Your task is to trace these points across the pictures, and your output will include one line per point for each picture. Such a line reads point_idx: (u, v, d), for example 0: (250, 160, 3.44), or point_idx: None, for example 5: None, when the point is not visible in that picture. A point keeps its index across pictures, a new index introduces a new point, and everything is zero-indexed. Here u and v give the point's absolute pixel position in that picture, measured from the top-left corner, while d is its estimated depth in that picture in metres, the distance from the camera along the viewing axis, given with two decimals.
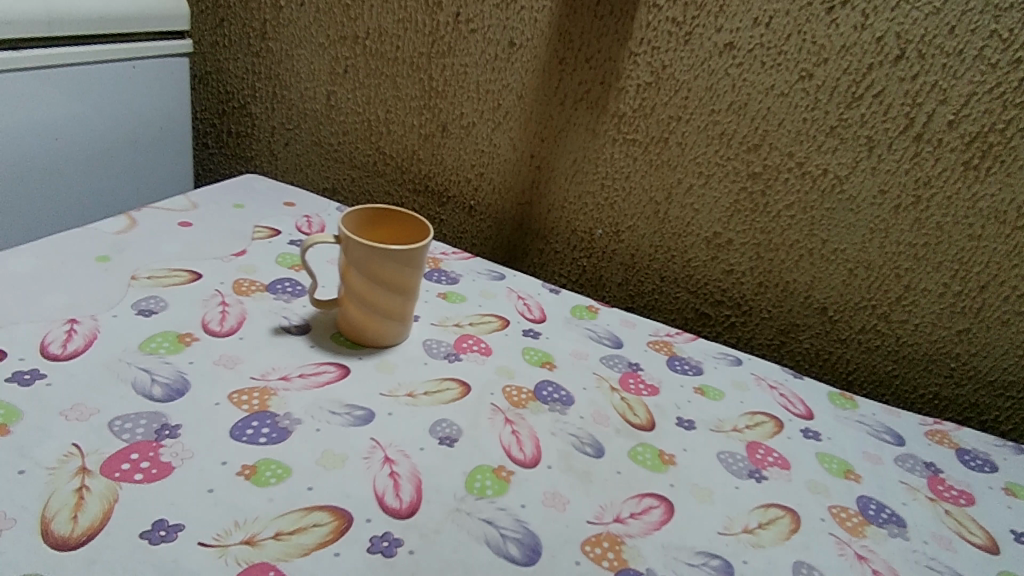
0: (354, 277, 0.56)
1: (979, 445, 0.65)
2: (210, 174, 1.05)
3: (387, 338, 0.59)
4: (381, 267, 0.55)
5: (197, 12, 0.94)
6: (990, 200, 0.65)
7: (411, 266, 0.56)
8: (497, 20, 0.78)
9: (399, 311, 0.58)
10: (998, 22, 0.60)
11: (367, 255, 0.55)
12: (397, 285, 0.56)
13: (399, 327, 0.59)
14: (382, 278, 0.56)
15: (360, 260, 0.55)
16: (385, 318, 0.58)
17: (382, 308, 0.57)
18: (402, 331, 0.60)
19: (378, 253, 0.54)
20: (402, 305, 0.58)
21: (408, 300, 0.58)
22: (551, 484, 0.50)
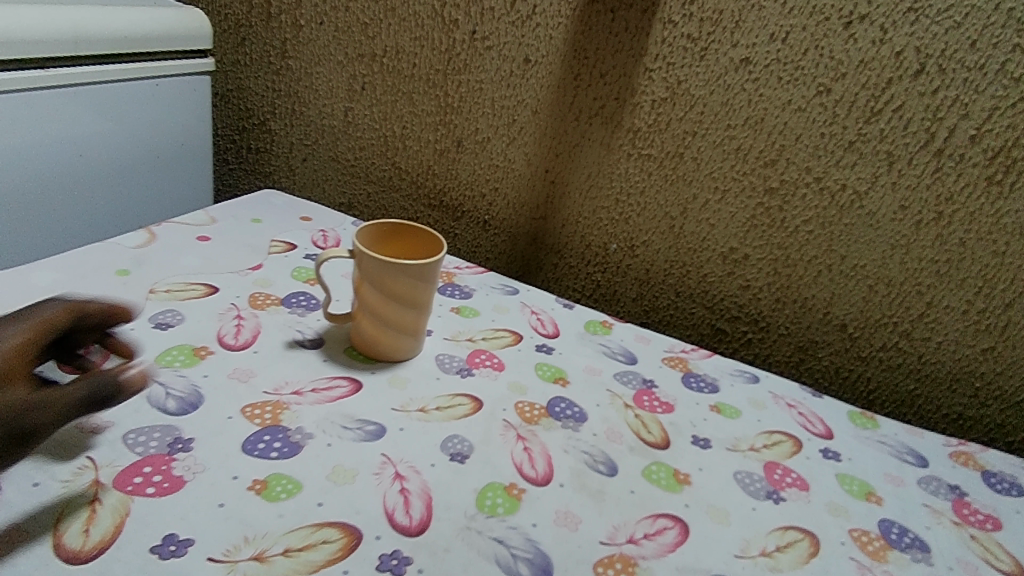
0: (368, 292, 0.56)
1: (1006, 467, 0.63)
2: (229, 189, 1.07)
3: (400, 352, 0.59)
4: (396, 282, 0.55)
5: (219, 31, 0.96)
6: (1014, 216, 0.64)
7: (425, 281, 0.56)
8: (513, 37, 0.78)
9: (412, 325, 0.58)
10: (1021, 36, 0.59)
11: (382, 270, 0.55)
12: (412, 300, 0.56)
13: (413, 342, 0.60)
14: (396, 293, 0.56)
15: (375, 275, 0.55)
16: (399, 332, 0.58)
17: (396, 323, 0.57)
18: (415, 346, 0.60)
19: (393, 267, 0.54)
20: (416, 320, 0.58)
21: (422, 315, 0.58)
22: (563, 503, 0.49)
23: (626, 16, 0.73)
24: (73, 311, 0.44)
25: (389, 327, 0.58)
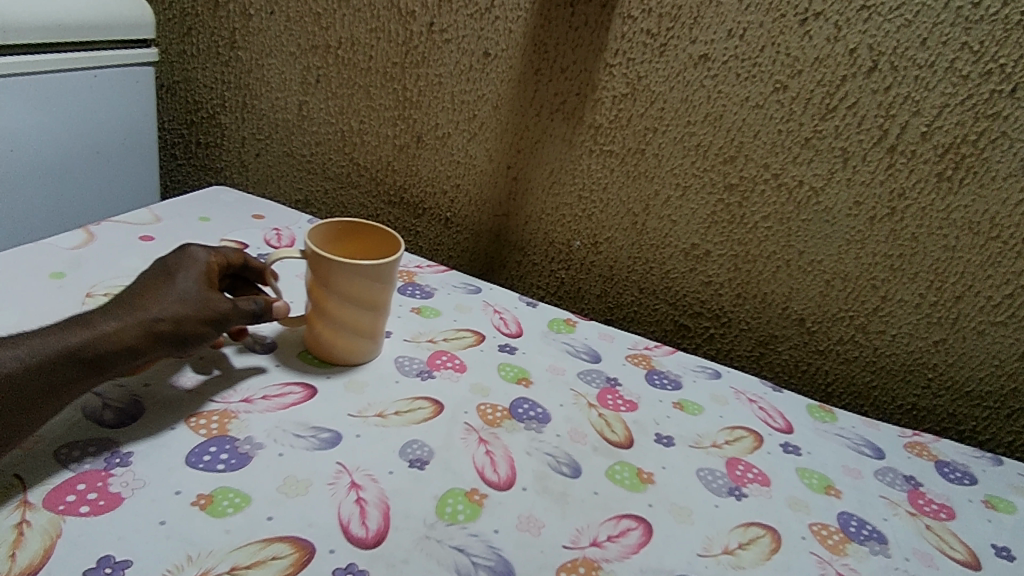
0: (323, 296, 0.54)
1: (958, 457, 0.65)
2: (179, 186, 1.02)
3: (356, 358, 0.58)
4: (353, 286, 0.53)
5: (164, 20, 0.92)
6: (963, 210, 0.65)
7: (383, 284, 0.54)
8: (472, 30, 0.77)
9: (369, 330, 0.57)
10: (969, 34, 0.60)
11: (337, 272, 0.53)
12: (369, 304, 0.55)
13: (370, 347, 0.58)
14: (353, 297, 0.54)
15: (329, 278, 0.53)
16: (355, 337, 0.56)
17: (352, 327, 0.56)
18: (373, 351, 0.59)
19: (349, 270, 0.52)
20: (373, 324, 0.57)
21: (380, 319, 0.57)
22: (526, 507, 0.48)
23: (586, 10, 0.72)
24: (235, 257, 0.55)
25: (345, 331, 0.56)
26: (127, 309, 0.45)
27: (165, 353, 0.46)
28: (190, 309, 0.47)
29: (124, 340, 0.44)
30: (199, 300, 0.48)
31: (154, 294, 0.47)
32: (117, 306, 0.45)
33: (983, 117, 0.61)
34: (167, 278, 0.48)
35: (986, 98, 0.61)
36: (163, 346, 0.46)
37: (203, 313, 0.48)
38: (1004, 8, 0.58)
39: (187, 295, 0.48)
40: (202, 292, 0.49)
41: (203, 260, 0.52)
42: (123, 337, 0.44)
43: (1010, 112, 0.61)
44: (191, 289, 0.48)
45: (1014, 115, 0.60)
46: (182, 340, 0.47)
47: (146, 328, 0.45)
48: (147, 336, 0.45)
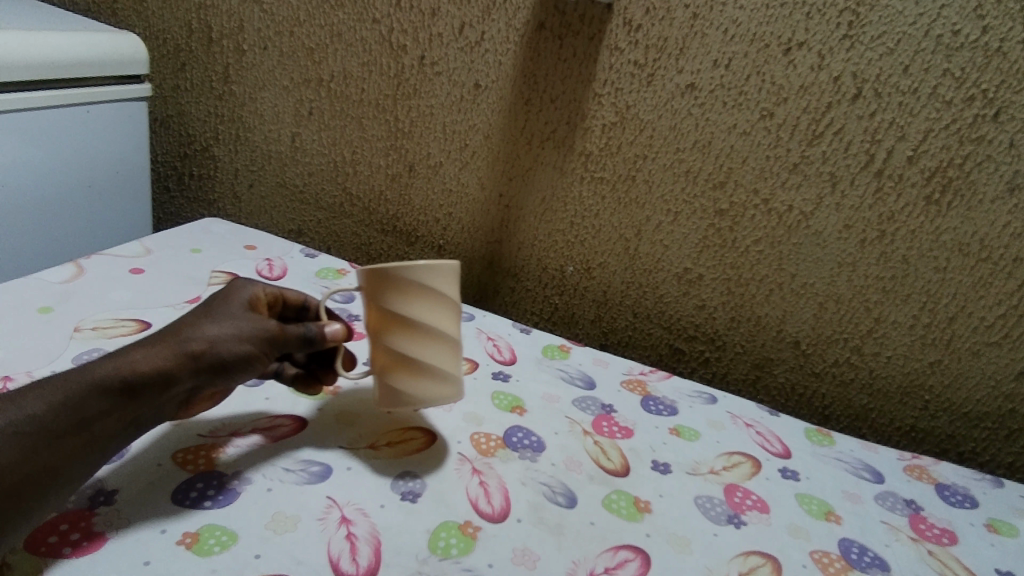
0: (364, 311, 0.52)
1: (958, 479, 0.64)
2: (172, 218, 1.03)
3: (411, 388, 0.51)
4: (379, 290, 0.50)
5: (158, 56, 0.93)
6: (952, 232, 0.66)
7: (410, 287, 0.49)
8: (462, 62, 0.78)
9: (416, 350, 0.51)
10: (950, 61, 0.61)
11: (364, 278, 0.50)
12: (401, 313, 0.50)
13: (425, 374, 0.51)
14: (383, 305, 0.50)
15: (362, 288, 0.51)
16: (402, 358, 0.51)
17: (393, 345, 0.50)
18: (432, 381, 0.51)
19: (371, 271, 0.49)
20: (416, 341, 0.50)
21: (425, 335, 0.50)
22: (521, 539, 0.47)
23: (574, 42, 0.73)
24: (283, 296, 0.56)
25: (388, 350, 0.51)
26: (166, 333, 0.45)
27: (204, 377, 0.45)
28: (230, 329, 0.46)
29: (157, 365, 0.43)
30: (236, 320, 0.47)
31: (194, 317, 0.47)
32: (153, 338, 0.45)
33: (968, 141, 0.62)
34: (209, 307, 0.48)
35: (969, 122, 0.62)
36: (204, 369, 0.45)
37: (242, 333, 0.46)
38: (983, 36, 0.59)
39: (229, 317, 0.47)
40: (245, 315, 0.48)
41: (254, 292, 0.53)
42: (157, 362, 0.43)
43: (993, 136, 0.61)
44: (226, 313, 0.48)
45: (998, 138, 0.61)
46: (220, 364, 0.45)
47: (181, 351, 0.44)
48: (183, 358, 0.44)
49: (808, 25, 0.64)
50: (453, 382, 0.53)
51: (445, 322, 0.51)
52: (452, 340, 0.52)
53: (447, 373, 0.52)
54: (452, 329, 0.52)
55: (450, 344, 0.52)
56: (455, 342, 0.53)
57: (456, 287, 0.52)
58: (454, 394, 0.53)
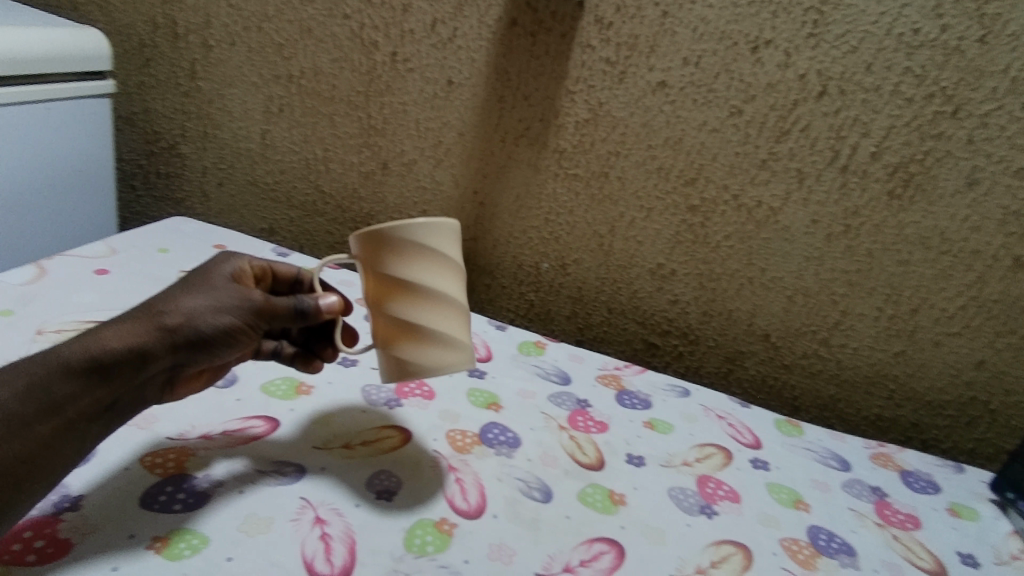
0: (364, 281, 0.51)
1: (921, 466, 0.66)
2: (139, 218, 1.01)
3: (416, 356, 0.50)
4: (375, 253, 0.49)
5: (122, 52, 0.91)
6: (914, 226, 0.68)
7: (404, 248, 0.48)
8: (435, 59, 0.77)
9: (417, 315, 0.49)
10: (911, 60, 0.62)
11: (359, 244, 0.50)
12: (399, 276, 0.49)
13: (429, 341, 0.50)
14: (380, 270, 0.49)
15: (359, 256, 0.50)
16: (405, 325, 0.49)
17: (395, 312, 0.49)
18: (437, 348, 0.50)
19: (365, 235, 0.49)
20: (416, 305, 0.49)
21: (425, 298, 0.49)
22: (497, 535, 0.47)
23: (547, 40, 0.73)
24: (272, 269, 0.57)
25: (389, 317, 0.50)
26: (142, 308, 0.44)
27: (185, 351, 0.44)
28: (209, 302, 0.45)
29: (131, 342, 0.42)
30: (218, 293, 0.46)
31: (172, 291, 0.45)
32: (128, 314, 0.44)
33: (928, 138, 0.64)
34: (191, 282, 0.47)
35: (930, 119, 0.64)
36: (183, 344, 0.44)
37: (223, 305, 0.45)
38: (942, 35, 0.61)
39: (208, 289, 0.46)
40: (226, 287, 0.47)
41: (238, 264, 0.52)
42: (131, 338, 0.42)
43: (952, 132, 0.63)
44: (206, 286, 0.46)
45: (957, 135, 0.63)
46: (200, 338, 0.44)
47: (157, 325, 0.43)
48: (161, 333, 0.43)
49: (775, 24, 0.65)
50: (461, 349, 0.51)
51: (446, 284, 0.50)
52: (455, 304, 0.50)
53: (453, 339, 0.50)
54: (454, 292, 0.51)
55: (454, 309, 0.50)
56: (459, 307, 0.51)
57: (455, 249, 0.51)
58: (464, 362, 0.51)
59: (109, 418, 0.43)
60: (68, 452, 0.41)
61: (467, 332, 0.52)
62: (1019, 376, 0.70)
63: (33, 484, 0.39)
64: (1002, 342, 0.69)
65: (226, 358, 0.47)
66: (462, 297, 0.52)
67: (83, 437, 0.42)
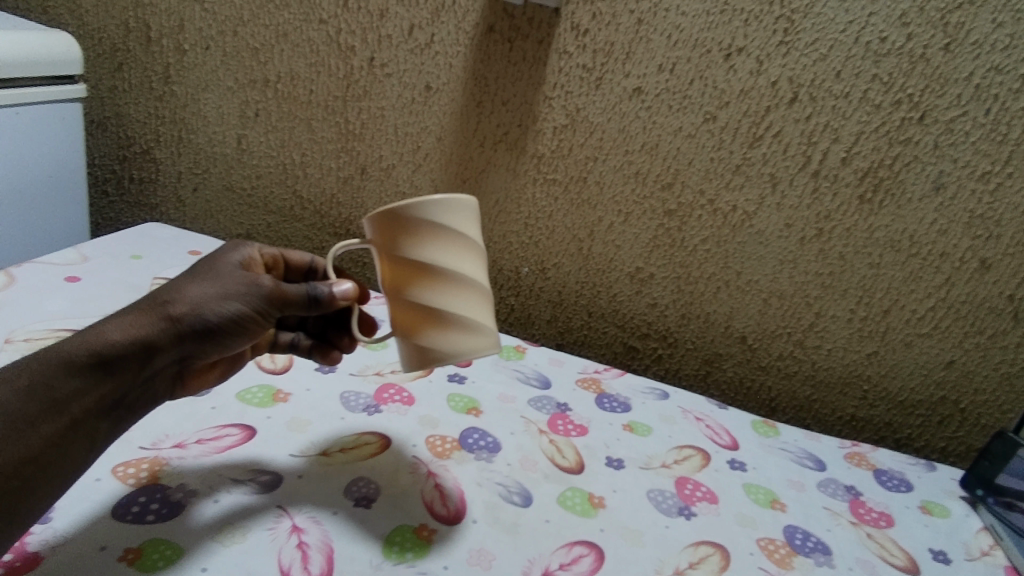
0: (381, 266, 0.49)
1: (894, 465, 0.68)
2: (111, 223, 0.99)
3: (439, 344, 0.47)
4: (392, 236, 0.47)
5: (93, 56, 0.89)
6: (885, 230, 0.69)
7: (422, 228, 0.46)
8: (413, 64, 0.77)
9: (438, 299, 0.47)
10: (879, 67, 0.64)
11: (375, 227, 0.47)
12: (415, 259, 0.46)
13: (453, 326, 0.47)
14: (398, 253, 0.47)
15: (375, 240, 0.48)
16: (426, 310, 0.47)
17: (413, 297, 0.47)
18: (461, 333, 0.47)
19: (380, 217, 0.47)
20: (438, 289, 0.47)
21: (447, 282, 0.47)
22: (476, 540, 0.47)
23: (524, 46, 0.73)
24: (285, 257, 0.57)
25: (410, 303, 0.47)
26: (150, 297, 0.44)
27: (194, 339, 0.44)
28: (217, 290, 0.45)
29: (136, 332, 0.42)
30: (226, 280, 0.46)
31: (181, 279, 0.45)
32: (136, 304, 0.44)
33: (896, 143, 0.66)
34: (199, 269, 0.47)
35: (897, 125, 0.65)
36: (191, 333, 0.44)
37: (230, 292, 0.45)
38: (908, 43, 0.63)
39: (216, 277, 0.46)
40: (234, 274, 0.47)
41: (248, 253, 0.51)
42: (136, 328, 0.42)
43: (919, 137, 0.65)
44: (213, 274, 0.46)
45: (924, 140, 0.65)
46: (206, 327, 0.44)
47: (162, 314, 0.43)
48: (167, 322, 0.43)
49: (747, 31, 0.66)
50: (486, 333, 0.49)
51: (468, 266, 0.48)
52: (477, 287, 0.48)
53: (477, 324, 0.48)
54: (476, 274, 0.48)
55: (477, 292, 0.48)
56: (482, 290, 0.49)
57: (475, 229, 0.48)
58: (488, 347, 0.49)
59: (116, 413, 0.43)
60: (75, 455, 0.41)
61: (491, 316, 0.50)
62: (986, 375, 0.72)
63: (44, 488, 0.39)
64: (970, 342, 0.71)
65: (236, 347, 0.47)
66: (485, 279, 0.49)
67: (88, 438, 0.41)
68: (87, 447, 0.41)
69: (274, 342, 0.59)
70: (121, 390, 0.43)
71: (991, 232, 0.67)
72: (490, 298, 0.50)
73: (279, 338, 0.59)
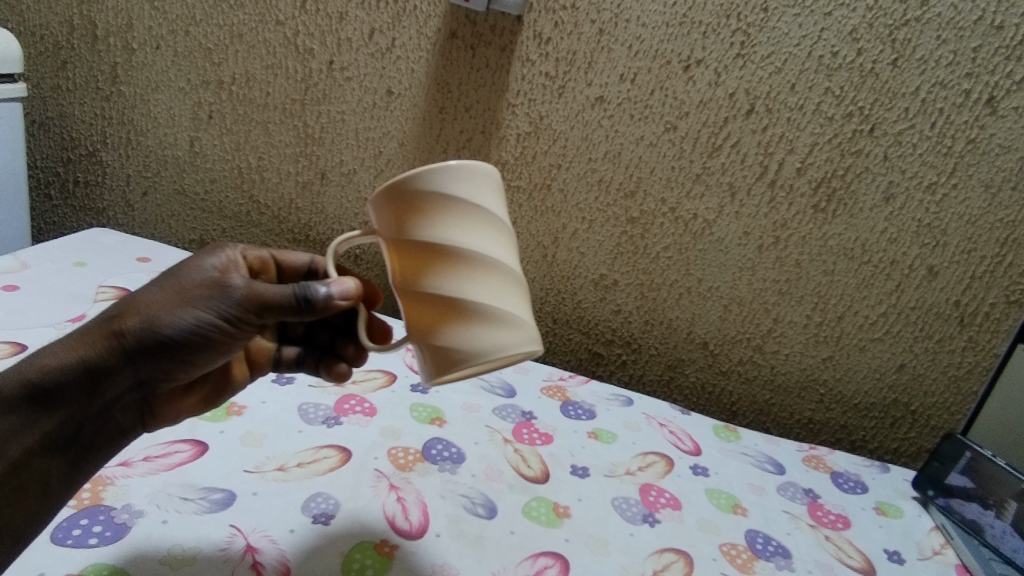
0: (388, 254, 0.43)
1: (849, 467, 0.69)
2: (55, 228, 0.95)
3: (459, 341, 0.41)
4: (398, 216, 0.41)
5: (34, 54, 0.85)
6: (838, 238, 0.71)
7: (431, 203, 0.41)
8: (373, 69, 0.76)
9: (456, 286, 0.41)
10: (831, 80, 0.66)
11: (378, 209, 0.42)
12: (424, 241, 0.41)
13: (474, 319, 0.41)
14: (406, 239, 0.41)
15: (380, 225, 0.43)
16: (442, 299, 0.41)
17: (427, 286, 0.41)
18: (484, 325, 0.41)
19: (383, 195, 0.42)
20: (453, 275, 0.41)
21: (464, 266, 0.41)
22: (438, 555, 0.47)
23: (486, 52, 0.73)
24: (274, 260, 0.54)
25: (424, 294, 0.42)
26: (108, 311, 0.43)
27: (151, 354, 0.42)
28: (175, 300, 0.42)
29: (82, 354, 0.41)
30: (187, 287, 0.43)
31: (138, 289, 0.44)
32: (96, 318, 0.43)
33: (848, 154, 0.68)
34: (167, 275, 0.45)
35: (849, 136, 0.67)
36: (146, 348, 0.42)
37: (188, 302, 0.42)
38: (858, 57, 0.65)
39: (175, 284, 0.43)
40: (193, 278, 0.44)
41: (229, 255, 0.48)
42: (84, 349, 0.42)
43: (870, 149, 0.67)
44: (175, 280, 0.44)
45: (874, 151, 0.67)
46: (156, 341, 0.42)
47: (109, 329, 0.42)
48: (117, 338, 0.42)
49: (705, 44, 0.67)
50: (514, 324, 0.42)
51: (488, 247, 0.42)
52: (501, 270, 0.42)
53: (501, 312, 0.42)
54: (499, 254, 0.42)
55: (500, 276, 0.42)
56: (507, 275, 0.43)
57: (494, 201, 0.43)
58: (518, 342, 0.42)
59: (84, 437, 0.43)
60: (30, 498, 0.40)
61: (520, 305, 0.43)
62: (935, 378, 0.75)
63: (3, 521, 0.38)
64: (920, 347, 0.74)
65: (204, 359, 0.45)
66: (511, 261, 0.44)
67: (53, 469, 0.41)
68: (42, 487, 0.41)
69: (277, 359, 0.56)
70: (71, 424, 0.42)
71: (938, 241, 0.69)
72: (519, 283, 0.44)
73: (282, 355, 0.56)
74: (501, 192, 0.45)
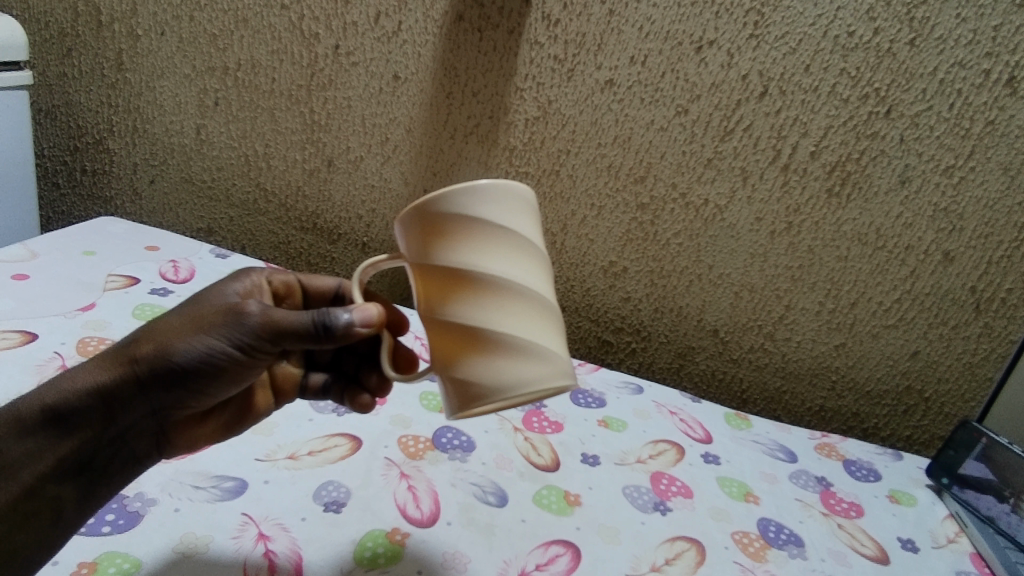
0: (414, 278, 0.42)
1: (862, 454, 0.69)
2: (64, 217, 0.96)
3: (479, 373, 0.39)
4: (424, 239, 0.40)
5: (39, 41, 0.85)
6: (852, 223, 0.70)
7: (457, 225, 0.39)
8: (380, 53, 0.75)
9: (478, 315, 0.39)
10: (846, 61, 0.64)
11: (404, 231, 0.41)
12: (448, 267, 0.39)
13: (497, 350, 0.39)
14: (431, 264, 0.40)
15: (406, 248, 0.42)
16: (464, 328, 0.40)
17: (450, 315, 0.40)
18: (507, 357, 0.39)
19: (408, 217, 0.41)
20: (477, 302, 0.39)
21: (489, 293, 0.39)
22: (450, 543, 0.47)
23: (494, 35, 0.72)
24: (299, 285, 0.53)
25: (446, 323, 0.40)
26: (128, 337, 0.43)
27: (165, 381, 0.42)
28: (190, 327, 0.42)
29: (95, 381, 0.41)
30: (202, 314, 0.42)
31: (157, 315, 0.44)
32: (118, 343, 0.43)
33: (864, 137, 0.66)
34: (188, 301, 0.44)
35: (865, 119, 0.66)
36: (160, 375, 0.42)
37: (202, 329, 0.42)
38: (875, 37, 0.63)
39: (191, 310, 0.43)
40: (209, 305, 0.43)
41: (253, 281, 0.48)
42: (98, 374, 0.42)
43: (886, 132, 0.66)
44: (193, 307, 0.43)
45: (890, 134, 0.66)
46: (166, 368, 0.42)
47: (124, 356, 0.42)
48: (130, 366, 0.41)
49: (717, 24, 0.66)
50: (540, 357, 0.40)
51: (516, 273, 0.40)
52: (527, 297, 0.40)
53: (526, 343, 0.39)
54: (527, 281, 0.40)
55: (527, 304, 0.40)
56: (537, 304, 0.41)
57: (526, 224, 0.41)
58: (543, 376, 0.40)
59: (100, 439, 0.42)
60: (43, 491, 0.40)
61: (549, 337, 0.41)
62: (950, 365, 0.74)
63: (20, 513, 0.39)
64: (934, 333, 0.73)
65: (218, 387, 0.44)
66: (541, 288, 0.41)
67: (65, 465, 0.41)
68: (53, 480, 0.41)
69: (303, 386, 0.54)
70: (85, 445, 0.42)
71: (954, 225, 0.68)
72: (550, 312, 0.42)
73: (309, 381, 0.54)
74: (534, 214, 0.43)
